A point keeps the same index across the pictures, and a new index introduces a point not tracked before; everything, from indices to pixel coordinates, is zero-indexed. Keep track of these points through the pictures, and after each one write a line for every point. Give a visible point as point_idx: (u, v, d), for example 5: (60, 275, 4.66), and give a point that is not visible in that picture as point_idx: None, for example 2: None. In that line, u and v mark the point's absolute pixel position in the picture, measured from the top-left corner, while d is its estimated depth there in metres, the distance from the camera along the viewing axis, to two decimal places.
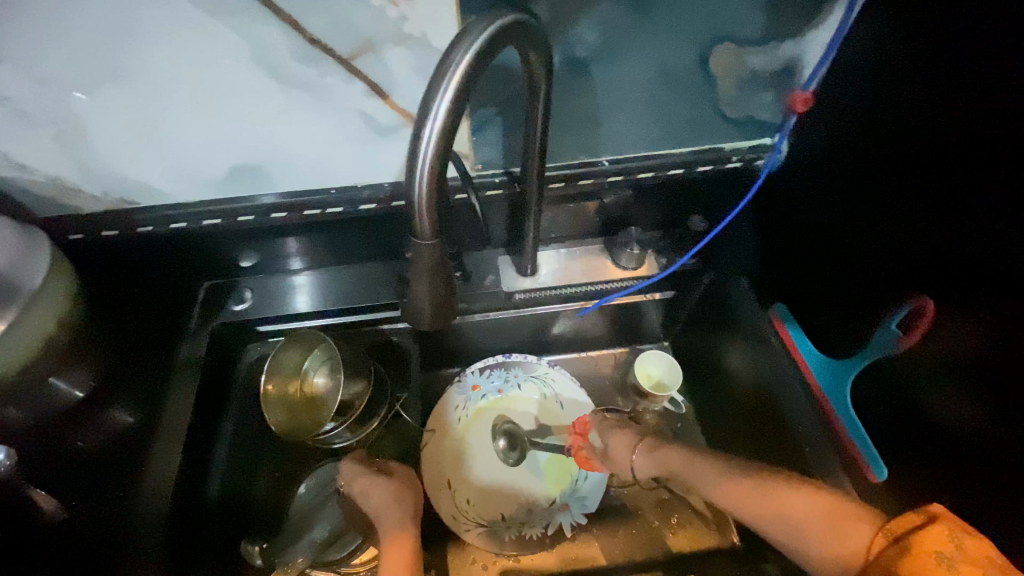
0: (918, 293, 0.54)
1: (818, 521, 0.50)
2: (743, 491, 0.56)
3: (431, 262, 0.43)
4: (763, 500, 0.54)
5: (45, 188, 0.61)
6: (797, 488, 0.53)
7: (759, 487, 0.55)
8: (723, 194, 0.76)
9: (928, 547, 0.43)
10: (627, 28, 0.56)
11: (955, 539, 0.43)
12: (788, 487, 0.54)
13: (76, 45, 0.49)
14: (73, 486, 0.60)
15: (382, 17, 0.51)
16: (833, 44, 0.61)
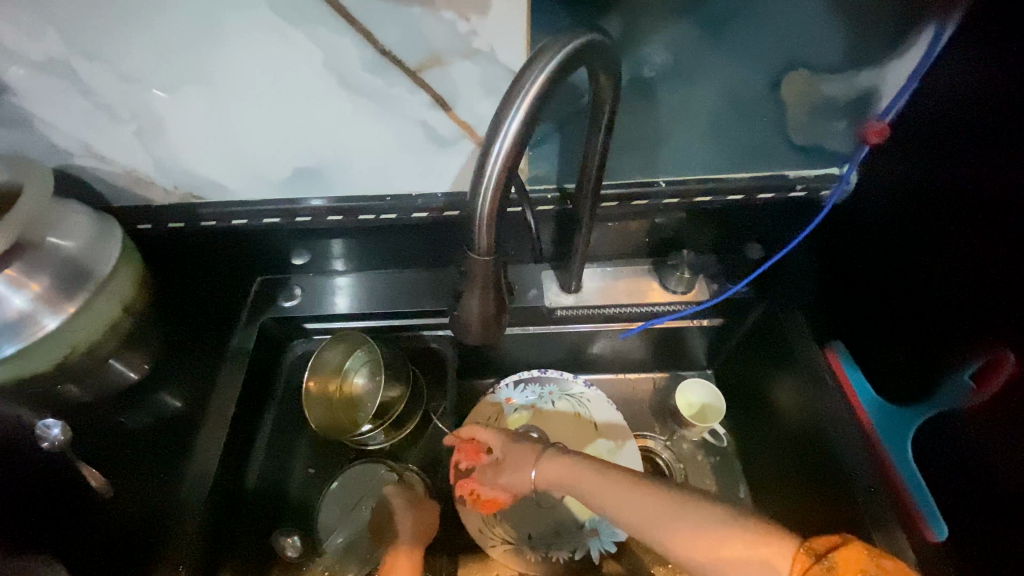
0: (996, 344, 0.51)
1: (749, 552, 0.47)
2: (654, 507, 0.51)
3: (485, 277, 0.43)
4: (671, 529, 0.49)
5: (119, 179, 0.64)
6: (716, 516, 0.49)
7: (677, 511, 0.50)
8: (782, 223, 0.73)
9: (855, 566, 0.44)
10: (698, 50, 0.54)
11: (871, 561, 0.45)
12: (697, 511, 0.49)
13: (160, 46, 0.52)
14: (123, 465, 0.63)
15: (452, 31, 0.52)
16: (915, 75, 0.57)
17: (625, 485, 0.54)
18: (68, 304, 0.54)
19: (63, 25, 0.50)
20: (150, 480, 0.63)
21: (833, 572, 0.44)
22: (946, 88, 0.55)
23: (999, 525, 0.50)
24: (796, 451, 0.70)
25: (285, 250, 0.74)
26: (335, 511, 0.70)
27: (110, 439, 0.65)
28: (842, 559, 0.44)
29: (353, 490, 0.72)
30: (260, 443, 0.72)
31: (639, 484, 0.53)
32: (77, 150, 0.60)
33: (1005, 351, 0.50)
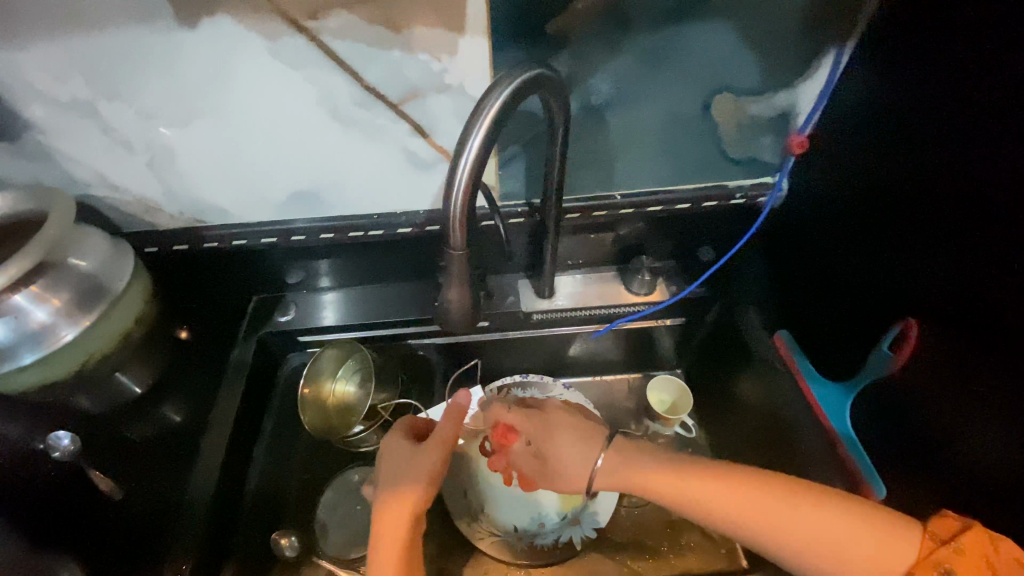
0: (906, 316, 0.59)
1: (847, 537, 0.48)
2: (750, 502, 0.51)
3: (460, 271, 0.50)
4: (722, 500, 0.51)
5: (131, 206, 0.71)
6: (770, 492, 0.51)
7: (783, 506, 0.50)
8: (729, 228, 0.82)
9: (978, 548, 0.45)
10: (638, 79, 0.64)
11: (995, 547, 0.45)
12: (805, 505, 0.50)
13: (174, 87, 0.60)
14: (130, 471, 0.68)
15: (427, 70, 0.60)
16: (824, 94, 0.68)
17: (674, 474, 0.54)
18: (83, 316, 0.61)
19: (90, 72, 0.58)
20: (157, 481, 0.67)
21: (957, 554, 0.45)
22: (851, 104, 0.64)
23: (919, 473, 0.57)
24: (761, 439, 0.77)
25: (281, 269, 0.81)
26: (331, 513, 0.75)
27: (118, 446, 0.70)
28: (970, 545, 0.45)
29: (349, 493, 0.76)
30: (258, 449, 0.77)
31: (731, 476, 0.52)
32: (94, 181, 0.68)
33: (909, 319, 0.58)
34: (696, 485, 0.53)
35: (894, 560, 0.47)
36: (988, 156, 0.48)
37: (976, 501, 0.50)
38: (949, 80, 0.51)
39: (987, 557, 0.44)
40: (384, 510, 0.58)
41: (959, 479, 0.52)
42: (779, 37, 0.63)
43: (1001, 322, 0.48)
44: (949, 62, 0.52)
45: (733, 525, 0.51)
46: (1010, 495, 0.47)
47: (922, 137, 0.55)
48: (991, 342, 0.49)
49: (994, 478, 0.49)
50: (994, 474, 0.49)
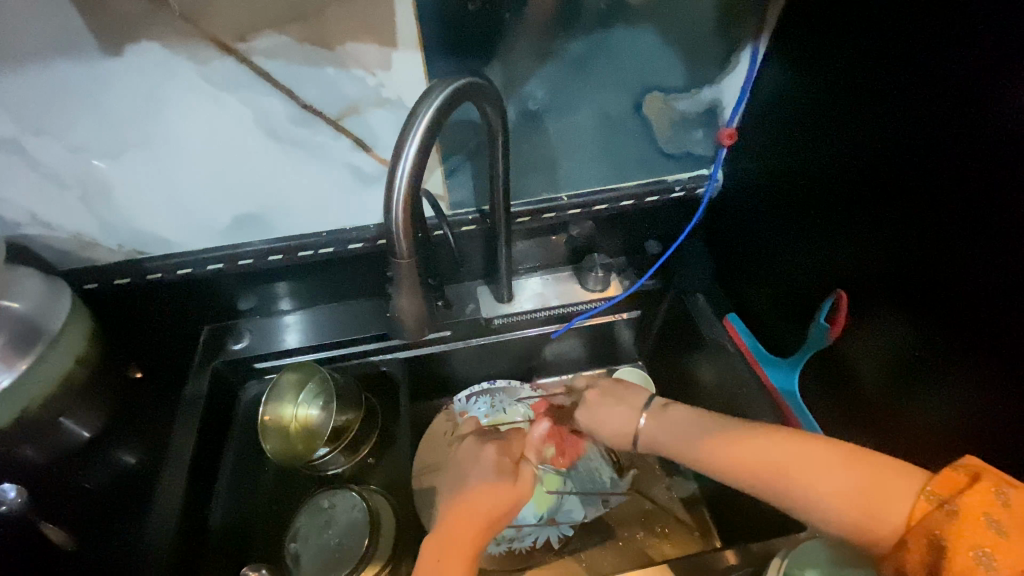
0: (836, 287, 0.63)
1: (850, 485, 0.47)
2: (772, 456, 0.51)
3: (409, 277, 0.51)
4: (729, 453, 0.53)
5: (66, 243, 0.69)
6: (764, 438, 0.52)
7: (802, 452, 0.50)
8: (672, 220, 0.86)
9: (974, 509, 0.40)
10: (569, 83, 0.67)
11: (1002, 503, 0.40)
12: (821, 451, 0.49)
13: (105, 118, 0.59)
14: (82, 520, 0.65)
15: (363, 85, 0.61)
16: (745, 88, 0.73)
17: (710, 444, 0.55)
18: (20, 361, 0.60)
19: (11, 108, 0.56)
20: (114, 527, 0.65)
21: (951, 518, 0.41)
22: (773, 93, 0.69)
23: (868, 434, 0.61)
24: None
25: (232, 297, 0.79)
26: (302, 541, 0.70)
27: (70, 495, 0.67)
28: (966, 504, 0.40)
29: (319, 519, 0.71)
30: (221, 482, 0.75)
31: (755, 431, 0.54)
32: (25, 220, 0.66)
33: (839, 291, 0.62)
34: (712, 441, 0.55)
35: (890, 505, 0.44)
36: (887, 133, 0.53)
37: (916, 452, 0.54)
38: (854, 69, 0.56)
39: (986, 517, 0.39)
40: (456, 510, 0.59)
41: (899, 434, 0.56)
42: (695, 37, 0.67)
43: (916, 285, 0.52)
44: (851, 49, 0.56)
45: (727, 468, 0.53)
46: (940, 442, 0.52)
47: (837, 123, 0.59)
48: (912, 305, 0.53)
49: (929, 429, 0.53)
50: (930, 426, 0.53)
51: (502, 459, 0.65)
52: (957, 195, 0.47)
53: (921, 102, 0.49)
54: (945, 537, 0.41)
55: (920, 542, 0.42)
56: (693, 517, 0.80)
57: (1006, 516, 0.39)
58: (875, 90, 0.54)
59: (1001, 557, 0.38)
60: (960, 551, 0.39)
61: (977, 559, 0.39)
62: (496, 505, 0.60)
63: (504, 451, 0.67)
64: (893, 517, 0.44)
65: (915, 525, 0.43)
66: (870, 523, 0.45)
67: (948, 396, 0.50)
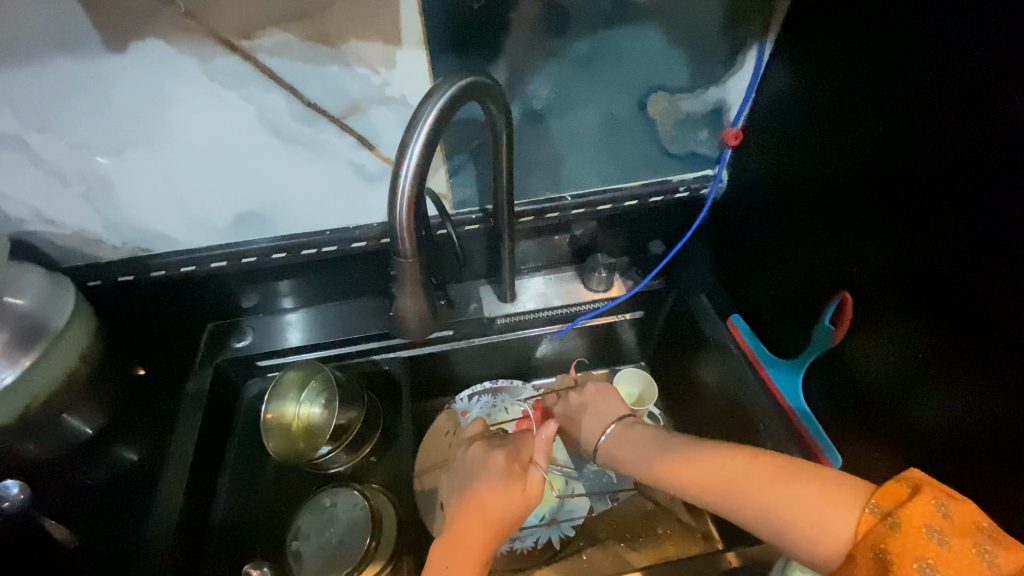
0: (840, 288, 0.63)
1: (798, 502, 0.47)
2: (722, 471, 0.52)
3: (413, 276, 0.51)
4: (688, 474, 0.54)
5: (70, 241, 0.69)
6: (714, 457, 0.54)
7: (753, 469, 0.51)
8: (676, 220, 0.86)
9: (917, 520, 0.40)
10: (574, 82, 0.67)
11: (939, 513, 0.41)
12: (771, 466, 0.50)
13: (108, 116, 0.59)
14: (83, 516, 0.66)
15: (368, 83, 0.61)
16: (750, 88, 0.73)
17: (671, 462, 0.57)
18: (24, 357, 0.60)
19: (14, 104, 0.56)
20: (116, 524, 0.65)
21: (894, 533, 0.41)
22: (779, 94, 0.69)
23: (871, 436, 0.61)
24: (723, 423, 0.78)
25: (235, 294, 0.79)
26: (304, 539, 0.70)
27: (73, 492, 0.67)
28: (908, 517, 0.41)
29: (321, 518, 0.71)
30: (223, 479, 0.75)
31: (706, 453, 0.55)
32: (28, 217, 0.66)
33: (844, 293, 0.62)
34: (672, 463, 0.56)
35: (838, 521, 0.44)
36: (893, 134, 0.53)
37: (918, 455, 0.54)
38: (859, 70, 0.56)
39: (925, 529, 0.40)
40: (460, 519, 0.59)
41: (903, 437, 0.56)
42: (700, 36, 0.67)
43: (922, 287, 0.52)
44: (857, 49, 0.56)
45: (688, 488, 0.54)
46: (943, 446, 0.51)
47: (842, 123, 0.59)
48: (918, 308, 0.53)
49: (932, 432, 0.52)
50: (931, 429, 0.52)
51: (511, 465, 0.64)
52: (963, 197, 0.47)
53: (928, 103, 0.49)
54: (890, 549, 0.40)
55: (866, 554, 0.42)
56: (696, 519, 0.79)
57: (947, 526, 0.40)
58: (881, 91, 0.54)
59: (940, 564, 0.39)
60: (906, 562, 0.39)
61: (921, 570, 0.39)
62: (504, 512, 0.59)
63: (513, 457, 0.64)
64: (840, 532, 0.44)
65: (861, 538, 0.43)
66: (818, 538, 0.45)
67: (951, 400, 0.50)
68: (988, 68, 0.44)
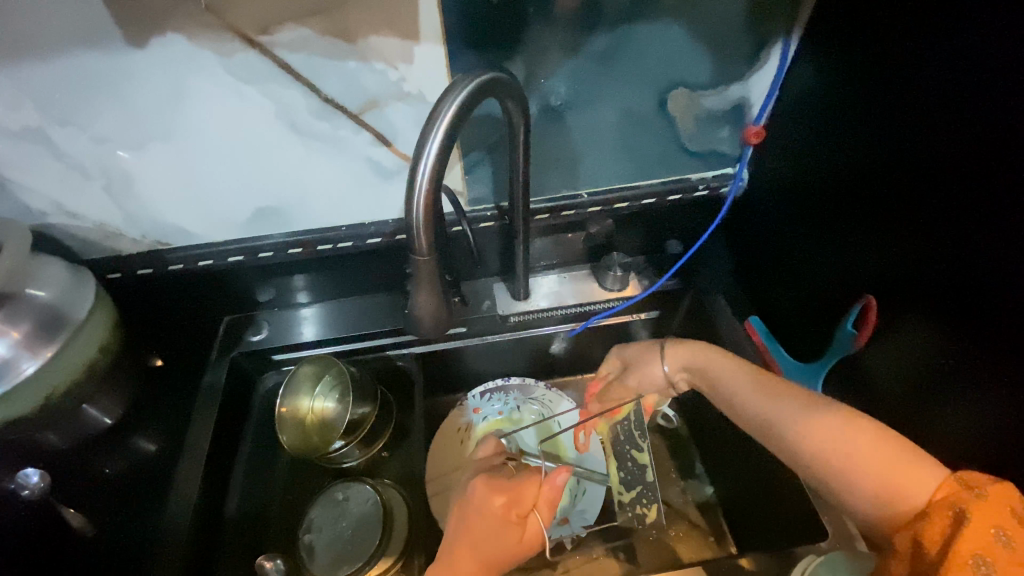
0: (864, 292, 0.61)
1: (875, 456, 0.46)
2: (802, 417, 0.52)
3: (429, 275, 0.51)
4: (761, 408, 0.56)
5: (90, 233, 0.70)
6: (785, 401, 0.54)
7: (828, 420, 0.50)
8: (694, 219, 0.84)
9: (1003, 497, 0.40)
10: (591, 78, 0.66)
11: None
12: (848, 420, 0.49)
13: (129, 111, 0.59)
14: (102, 506, 0.67)
15: (384, 79, 0.61)
16: (773, 85, 0.71)
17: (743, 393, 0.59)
18: (46, 348, 0.61)
19: (39, 99, 0.57)
20: (134, 513, 0.66)
21: (978, 499, 0.40)
22: (803, 91, 0.67)
23: None
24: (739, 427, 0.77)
25: (251, 288, 0.80)
26: (316, 532, 0.70)
27: (93, 481, 0.69)
28: (994, 493, 0.40)
29: (334, 511, 0.72)
30: (238, 471, 0.75)
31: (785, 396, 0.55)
32: (50, 210, 0.67)
33: (868, 297, 0.60)
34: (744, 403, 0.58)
35: (913, 487, 0.44)
36: (921, 134, 0.51)
37: (937, 464, 0.53)
38: (888, 67, 0.54)
39: (1012, 508, 0.40)
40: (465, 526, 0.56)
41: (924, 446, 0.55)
42: (722, 32, 0.65)
43: (949, 293, 0.50)
44: (886, 46, 0.54)
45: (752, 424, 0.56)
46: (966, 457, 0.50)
47: (867, 122, 0.57)
48: (944, 313, 0.51)
49: (954, 441, 0.51)
50: (952, 438, 0.51)
51: (509, 514, 0.57)
52: (992, 200, 0.45)
53: (957, 101, 0.47)
54: (967, 510, 0.40)
55: (943, 515, 0.41)
56: (708, 523, 0.79)
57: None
58: (910, 89, 0.52)
59: (1019, 536, 0.39)
60: (981, 525, 0.39)
61: (996, 537, 0.39)
62: (494, 555, 0.55)
63: (514, 503, 0.58)
64: (916, 491, 0.44)
65: (938, 499, 0.42)
66: (891, 493, 0.45)
67: (975, 409, 0.49)
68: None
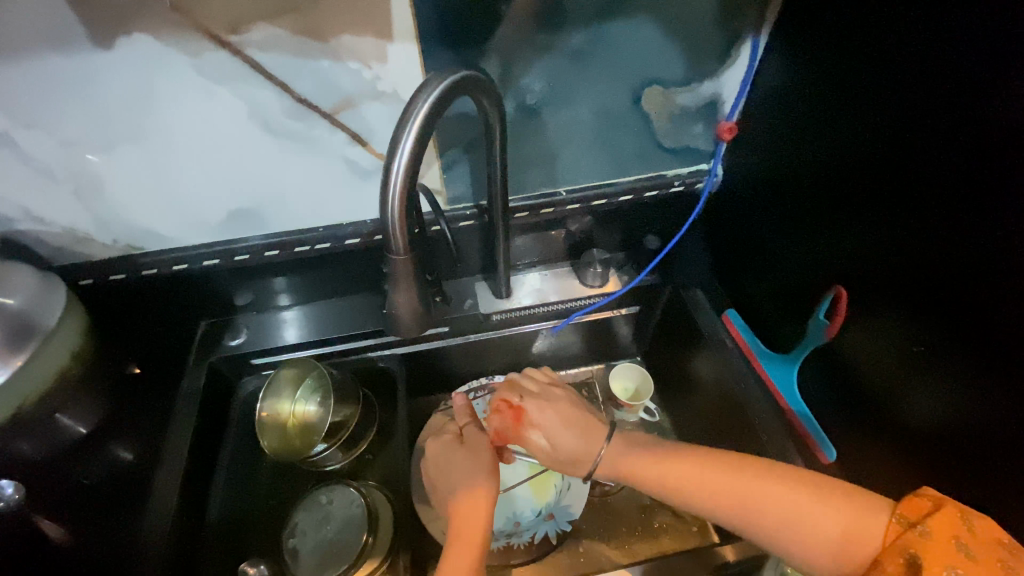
0: (835, 283, 0.63)
1: (805, 518, 0.50)
2: (718, 480, 0.54)
3: (406, 274, 0.51)
4: (681, 471, 0.56)
5: (59, 238, 0.68)
6: (713, 465, 0.55)
7: (752, 484, 0.52)
8: (671, 214, 0.86)
9: (945, 532, 0.42)
10: (568, 76, 0.67)
11: (968, 528, 0.42)
12: (785, 486, 0.51)
13: (98, 114, 0.58)
14: (78, 517, 0.65)
15: (359, 78, 0.61)
16: (745, 82, 0.72)
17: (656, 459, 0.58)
18: (14, 356, 0.60)
19: (4, 101, 0.56)
20: (112, 523, 0.65)
21: (925, 538, 0.43)
22: (775, 87, 0.68)
23: (864, 429, 0.61)
24: (718, 418, 0.77)
25: (229, 292, 0.79)
26: (302, 536, 0.70)
27: (69, 491, 0.67)
28: (937, 527, 0.43)
29: (317, 514, 0.71)
30: (219, 477, 0.75)
31: (706, 459, 0.56)
32: (18, 215, 0.65)
33: (839, 287, 0.62)
34: (671, 468, 0.57)
35: (865, 542, 0.47)
36: (887, 128, 0.53)
37: (911, 447, 0.54)
38: (854, 62, 0.55)
39: (957, 539, 0.42)
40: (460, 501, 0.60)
41: (896, 430, 0.56)
42: (695, 29, 0.67)
43: (914, 280, 0.52)
44: (852, 42, 0.55)
45: (688, 499, 0.55)
46: (935, 439, 0.51)
47: (835, 116, 0.59)
48: (912, 301, 0.53)
49: (923, 423, 0.53)
50: (924, 421, 0.53)
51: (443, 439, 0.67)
52: (956, 190, 0.47)
53: (924, 94, 0.49)
54: (919, 556, 0.43)
55: (896, 563, 0.44)
56: (691, 513, 0.80)
57: (972, 540, 0.42)
58: (873, 85, 0.54)
59: (969, 573, 0.41)
60: (933, 569, 0.42)
61: None
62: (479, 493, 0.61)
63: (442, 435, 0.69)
64: (867, 545, 0.47)
65: (889, 544, 0.45)
66: (844, 551, 0.48)
67: (940, 392, 0.51)
68: (979, 63, 0.44)
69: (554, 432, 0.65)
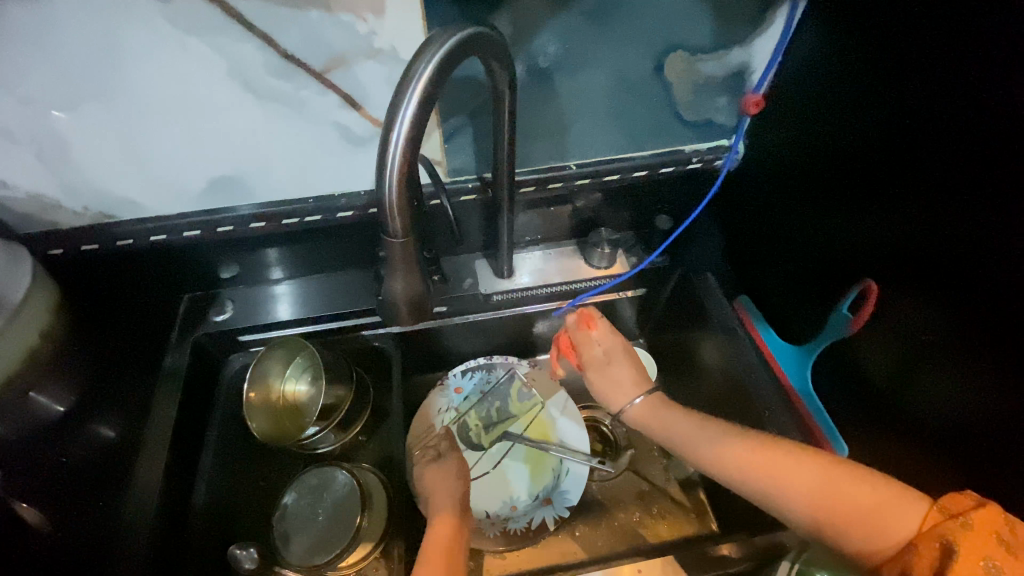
0: (864, 277, 0.58)
1: (830, 483, 0.47)
2: (761, 457, 0.50)
3: (404, 258, 0.46)
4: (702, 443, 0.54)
5: (24, 205, 0.63)
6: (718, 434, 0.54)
7: (779, 458, 0.50)
8: (685, 193, 0.81)
9: (987, 524, 0.40)
10: (582, 37, 0.60)
11: (1010, 525, 0.40)
12: (794, 453, 0.50)
13: (57, 67, 0.52)
14: (57, 499, 0.62)
15: (351, 33, 0.54)
16: (776, 50, 0.66)
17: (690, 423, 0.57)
18: None
19: None
20: (92, 507, 0.62)
21: (966, 529, 0.40)
22: (806, 57, 0.62)
23: (878, 428, 0.58)
24: (723, 408, 0.75)
25: (213, 264, 0.74)
26: (291, 521, 0.67)
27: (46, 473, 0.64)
28: (979, 520, 0.40)
29: (308, 497, 0.69)
30: (206, 458, 0.72)
31: (721, 430, 0.54)
32: None
33: (869, 281, 0.57)
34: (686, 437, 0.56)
35: (897, 521, 0.44)
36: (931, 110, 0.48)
37: (924, 450, 0.52)
38: (896, 31, 0.50)
39: (998, 535, 0.39)
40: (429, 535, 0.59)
41: (913, 433, 0.53)
42: None
43: (945, 276, 0.48)
44: (897, 8, 0.49)
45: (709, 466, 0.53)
46: (951, 445, 0.49)
47: (872, 93, 0.53)
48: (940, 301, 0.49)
49: (940, 425, 0.50)
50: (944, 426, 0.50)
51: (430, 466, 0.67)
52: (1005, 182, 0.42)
53: (972, 71, 0.43)
54: (954, 541, 0.40)
55: (930, 546, 0.42)
56: (690, 499, 0.78)
57: (1012, 533, 0.39)
58: (916, 59, 0.48)
59: (1007, 566, 0.39)
60: (971, 558, 0.39)
61: (987, 570, 0.39)
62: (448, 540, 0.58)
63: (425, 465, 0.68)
64: (898, 528, 0.44)
65: (925, 531, 0.43)
66: (874, 530, 0.45)
67: (960, 397, 0.48)
68: None
69: (615, 353, 0.65)
